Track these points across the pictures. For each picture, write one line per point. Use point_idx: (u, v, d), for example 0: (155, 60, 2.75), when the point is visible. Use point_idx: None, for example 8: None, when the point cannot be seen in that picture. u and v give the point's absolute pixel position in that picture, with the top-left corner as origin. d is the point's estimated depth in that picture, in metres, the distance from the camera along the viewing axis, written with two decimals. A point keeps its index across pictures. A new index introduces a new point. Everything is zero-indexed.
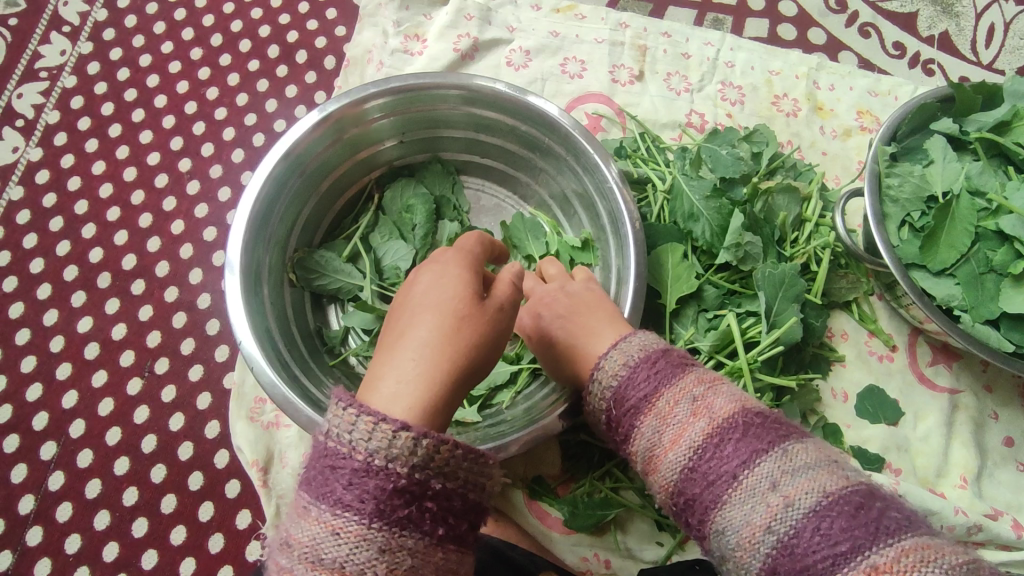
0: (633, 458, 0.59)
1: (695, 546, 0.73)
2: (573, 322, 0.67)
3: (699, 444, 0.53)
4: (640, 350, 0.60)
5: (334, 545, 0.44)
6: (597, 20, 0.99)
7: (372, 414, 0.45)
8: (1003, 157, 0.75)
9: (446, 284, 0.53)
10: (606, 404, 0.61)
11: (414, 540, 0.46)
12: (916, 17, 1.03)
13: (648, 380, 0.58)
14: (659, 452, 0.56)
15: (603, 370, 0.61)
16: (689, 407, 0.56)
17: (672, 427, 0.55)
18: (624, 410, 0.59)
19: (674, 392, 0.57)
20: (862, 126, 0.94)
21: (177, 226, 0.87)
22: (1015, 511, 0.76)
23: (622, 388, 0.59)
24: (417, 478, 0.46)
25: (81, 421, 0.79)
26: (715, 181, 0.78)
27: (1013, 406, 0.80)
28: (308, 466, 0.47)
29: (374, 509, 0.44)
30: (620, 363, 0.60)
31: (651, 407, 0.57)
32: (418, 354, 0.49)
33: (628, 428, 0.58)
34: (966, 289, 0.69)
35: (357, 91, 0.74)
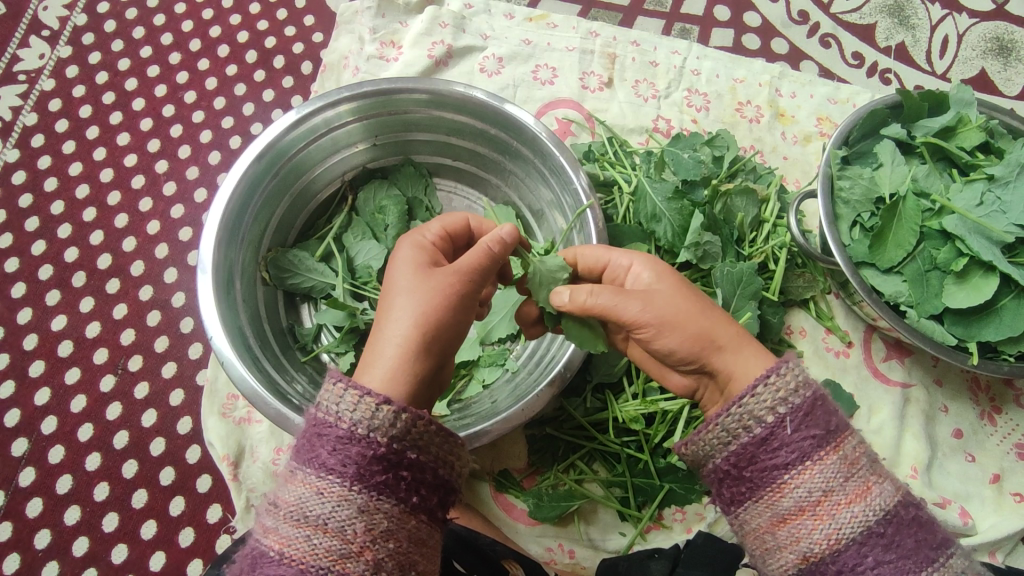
0: (756, 505, 0.53)
1: (657, 536, 0.75)
2: (689, 294, 0.57)
3: (886, 511, 0.51)
4: (805, 382, 0.53)
5: (318, 503, 0.47)
6: (568, 29, 1.02)
7: (357, 387, 0.49)
8: (948, 161, 0.78)
9: (416, 259, 0.57)
10: (739, 437, 0.53)
11: (391, 506, 0.48)
12: (874, 29, 1.07)
13: (818, 422, 0.52)
14: (822, 505, 0.50)
15: (763, 385, 0.52)
16: (870, 464, 0.52)
17: (854, 485, 0.51)
18: (774, 448, 0.52)
19: (847, 449, 0.52)
20: (821, 131, 0.98)
21: (152, 226, 0.88)
22: (963, 499, 0.79)
23: (783, 425, 0.52)
24: (395, 447, 0.48)
25: (53, 418, 0.80)
26: (677, 183, 0.81)
27: (962, 399, 0.83)
28: (301, 435, 0.51)
29: (354, 472, 0.48)
30: (780, 396, 0.52)
31: (834, 455, 0.51)
32: (393, 337, 0.52)
33: (775, 470, 0.52)
34: (912, 285, 0.73)
35: (330, 95, 0.76)
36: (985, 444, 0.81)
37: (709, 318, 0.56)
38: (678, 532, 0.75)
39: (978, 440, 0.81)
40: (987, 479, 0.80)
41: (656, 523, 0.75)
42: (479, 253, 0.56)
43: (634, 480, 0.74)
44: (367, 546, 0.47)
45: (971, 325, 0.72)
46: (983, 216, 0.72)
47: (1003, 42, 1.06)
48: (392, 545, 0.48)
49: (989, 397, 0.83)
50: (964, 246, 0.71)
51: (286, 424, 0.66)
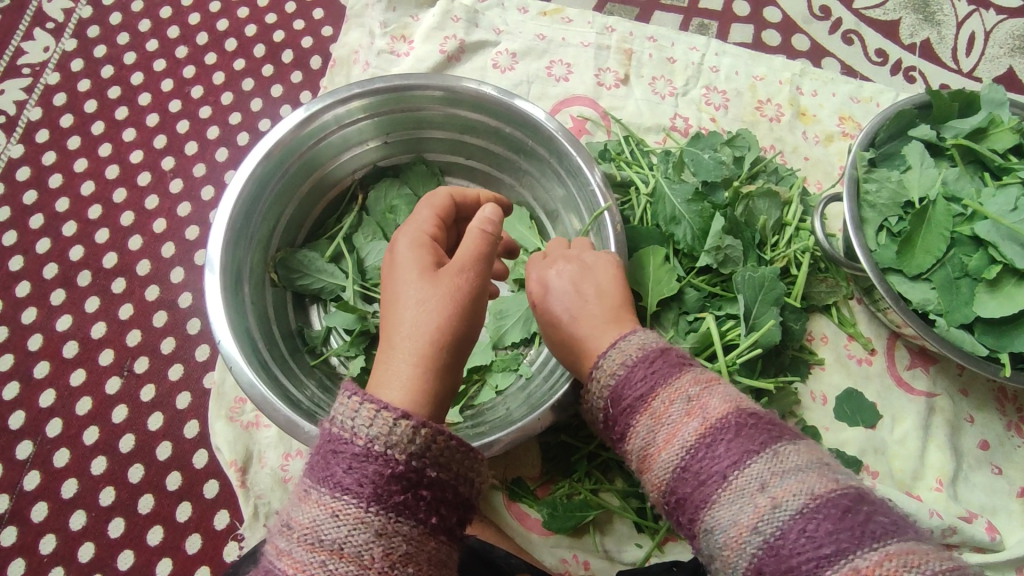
0: (630, 447, 0.55)
1: (674, 547, 0.73)
2: (579, 311, 0.63)
3: (692, 443, 0.51)
4: (638, 350, 0.56)
5: (334, 526, 0.45)
6: (583, 23, 1.00)
7: (373, 401, 0.48)
8: (979, 165, 0.76)
9: (417, 262, 0.56)
10: (607, 386, 0.57)
11: (410, 528, 0.47)
12: (898, 25, 1.04)
13: (660, 367, 0.55)
14: (664, 435, 0.52)
15: (603, 361, 0.58)
16: (685, 405, 0.52)
17: (666, 426, 0.52)
18: (631, 389, 0.55)
19: (683, 381, 0.54)
20: (844, 131, 0.95)
21: (158, 224, 0.87)
22: (989, 513, 0.76)
23: (631, 369, 0.56)
24: (413, 465, 0.47)
25: (58, 420, 0.78)
26: (697, 185, 0.79)
27: (988, 410, 0.80)
28: (313, 453, 0.49)
29: (372, 492, 0.46)
30: (606, 376, 0.57)
31: (648, 409, 0.53)
32: (409, 350, 0.52)
33: (622, 426, 0.55)
34: (942, 293, 0.70)
35: (341, 91, 0.74)
36: (1012, 456, 0.79)
37: (593, 333, 0.61)
38: None
39: (1005, 451, 0.79)
40: (1014, 492, 0.77)
41: (673, 534, 0.73)
42: (475, 239, 0.57)
43: None
44: (385, 571, 0.45)
45: (1003, 334, 0.69)
46: (1018, 222, 0.68)
47: None
48: (411, 570, 0.46)
49: (1016, 408, 0.81)
50: (997, 252, 0.69)
51: (295, 431, 0.64)
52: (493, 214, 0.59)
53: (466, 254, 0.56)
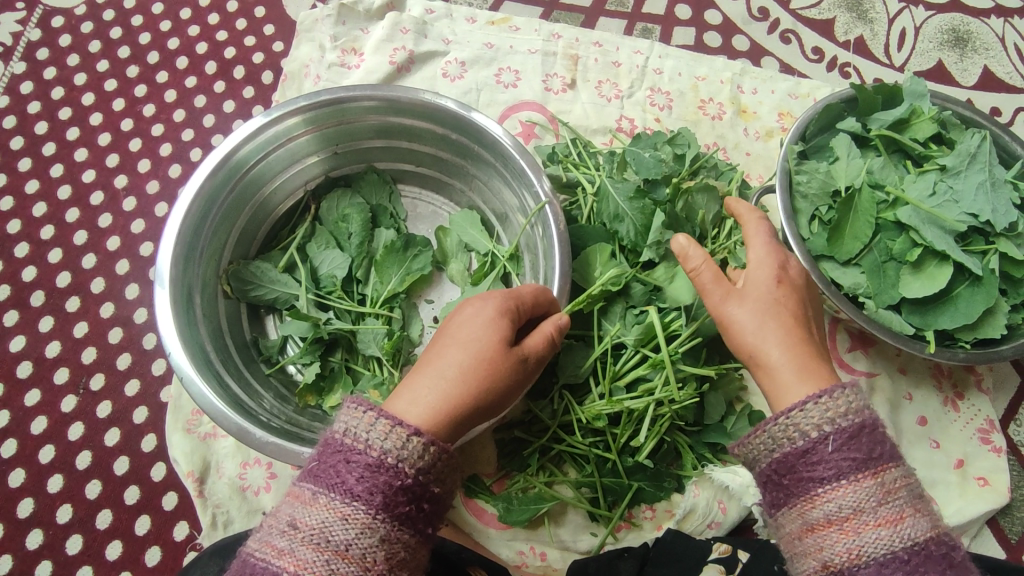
0: (789, 511, 0.53)
1: (627, 535, 0.75)
2: (767, 311, 0.59)
3: (919, 542, 0.49)
4: (856, 407, 0.52)
5: (341, 529, 0.47)
6: (530, 32, 1.02)
7: (390, 417, 0.50)
8: (903, 153, 0.80)
9: (490, 318, 0.58)
10: (782, 446, 0.53)
11: (409, 536, 0.49)
12: (833, 23, 1.09)
13: (862, 446, 0.51)
14: (851, 522, 0.50)
15: (812, 403, 0.53)
16: (910, 496, 0.51)
17: (889, 508, 0.50)
18: (813, 462, 0.52)
19: (899, 474, 0.51)
20: (783, 126, 0.99)
21: (112, 242, 0.87)
22: (929, 486, 0.79)
23: (826, 441, 0.52)
24: (420, 480, 0.49)
25: (13, 441, 0.78)
26: (638, 183, 0.81)
27: (926, 386, 0.84)
28: (317, 458, 0.50)
29: (380, 501, 0.48)
30: (828, 415, 0.52)
31: (872, 480, 0.50)
32: (442, 388, 0.54)
33: (810, 482, 0.52)
34: (870, 276, 0.73)
35: (285, 105, 0.75)
36: (949, 430, 0.82)
37: (776, 338, 0.58)
38: (649, 530, 0.75)
39: (942, 426, 0.82)
40: (952, 465, 0.81)
41: (625, 522, 0.75)
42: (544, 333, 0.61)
43: (603, 480, 0.74)
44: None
45: (927, 314, 0.73)
46: (936, 206, 0.73)
47: (959, 33, 1.08)
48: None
49: (952, 383, 0.84)
50: (918, 236, 0.72)
51: (249, 439, 0.65)
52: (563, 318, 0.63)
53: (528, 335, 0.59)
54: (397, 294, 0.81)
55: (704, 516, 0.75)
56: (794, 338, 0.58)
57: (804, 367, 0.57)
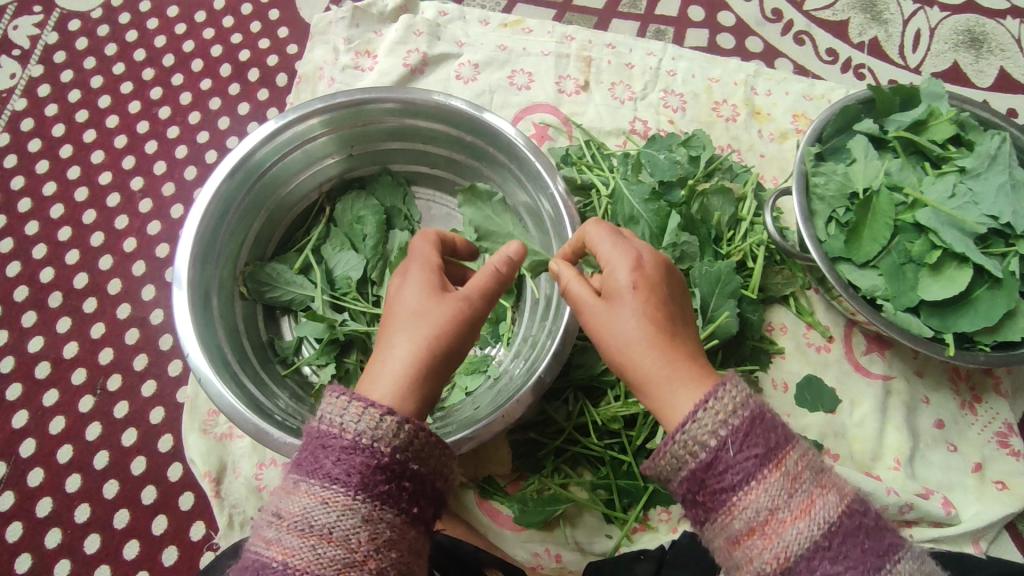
0: (713, 524, 0.48)
1: (643, 536, 0.75)
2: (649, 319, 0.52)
3: (834, 520, 0.46)
4: (744, 402, 0.48)
5: (323, 513, 0.47)
6: (543, 33, 1.02)
7: (361, 399, 0.50)
8: (920, 155, 0.79)
9: (425, 280, 0.59)
10: (686, 462, 0.49)
11: (393, 516, 0.49)
12: (847, 25, 1.08)
13: (764, 442, 0.47)
14: (770, 525, 0.46)
15: (703, 410, 0.48)
16: (814, 475, 0.47)
17: (799, 493, 0.46)
18: (719, 472, 0.47)
19: (798, 455, 0.48)
20: (797, 128, 0.99)
21: (129, 243, 0.88)
22: (946, 489, 0.79)
23: (726, 447, 0.47)
24: (398, 458, 0.49)
25: (31, 440, 0.79)
26: (653, 185, 0.81)
27: (943, 390, 0.83)
28: (300, 449, 0.51)
29: (358, 481, 0.48)
30: (720, 418, 0.48)
31: (777, 472, 0.47)
32: (403, 352, 0.54)
33: (723, 493, 0.47)
34: (889, 279, 0.73)
35: (302, 107, 0.76)
36: (967, 434, 0.82)
37: (657, 355, 0.52)
38: (665, 532, 0.75)
39: (960, 430, 0.82)
40: (970, 468, 0.80)
41: (641, 524, 0.75)
42: (487, 274, 0.59)
43: (619, 482, 0.74)
44: (370, 556, 0.47)
45: (947, 316, 0.72)
46: (955, 208, 0.72)
47: (975, 34, 1.07)
48: (394, 555, 0.48)
49: (970, 386, 0.83)
50: (937, 238, 0.71)
51: (264, 438, 0.65)
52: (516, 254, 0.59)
53: (480, 286, 0.58)
54: None
55: None
56: (666, 348, 0.52)
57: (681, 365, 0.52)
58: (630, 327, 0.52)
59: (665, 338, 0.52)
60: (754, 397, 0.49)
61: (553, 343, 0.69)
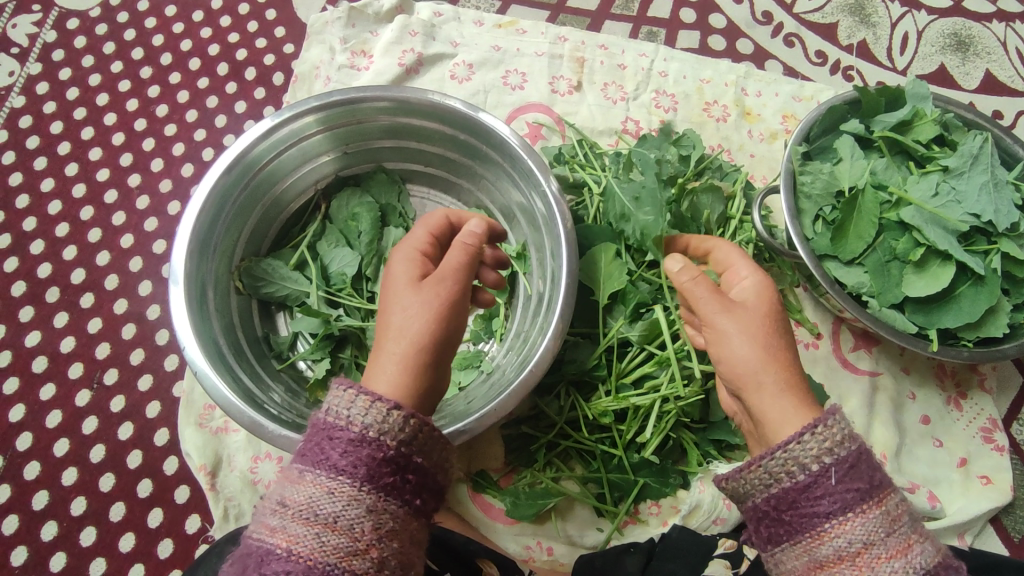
0: (800, 544, 0.52)
1: (633, 530, 0.76)
2: (753, 328, 0.59)
3: (929, 568, 0.49)
4: (850, 436, 0.52)
5: (329, 502, 0.48)
6: (537, 34, 1.04)
7: (368, 392, 0.51)
8: (905, 155, 0.81)
9: (409, 275, 0.61)
10: (781, 480, 0.53)
11: (397, 507, 0.50)
12: (836, 27, 1.10)
13: (862, 475, 0.51)
14: (862, 556, 0.49)
15: (809, 434, 0.52)
16: (911, 523, 0.51)
17: (895, 537, 0.50)
18: (820, 495, 0.51)
19: (895, 501, 0.51)
20: (786, 129, 1.00)
21: (126, 239, 0.89)
22: (932, 484, 0.80)
23: (828, 474, 0.51)
24: (403, 451, 0.50)
25: (28, 434, 0.79)
26: (644, 183, 0.82)
27: (929, 386, 0.85)
28: (304, 440, 0.52)
29: (364, 473, 0.49)
30: (824, 446, 0.52)
31: (876, 510, 0.50)
32: (393, 348, 0.56)
33: (815, 518, 0.51)
34: (874, 276, 0.74)
35: (297, 106, 0.77)
36: (952, 430, 0.83)
37: (759, 353, 0.58)
38: (655, 526, 0.76)
39: (945, 425, 0.83)
40: (955, 463, 0.81)
41: (632, 517, 0.76)
42: (458, 252, 0.61)
43: (609, 476, 0.75)
44: (373, 545, 0.48)
45: (931, 313, 0.74)
46: (939, 206, 0.74)
47: (961, 38, 1.09)
48: (395, 545, 0.49)
49: (955, 383, 0.85)
50: (921, 236, 0.73)
51: (260, 431, 0.66)
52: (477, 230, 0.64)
53: (450, 266, 0.60)
54: None
55: (709, 512, 0.74)
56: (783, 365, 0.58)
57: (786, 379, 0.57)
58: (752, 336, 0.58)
59: (778, 350, 0.58)
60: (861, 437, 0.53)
61: (544, 339, 0.70)
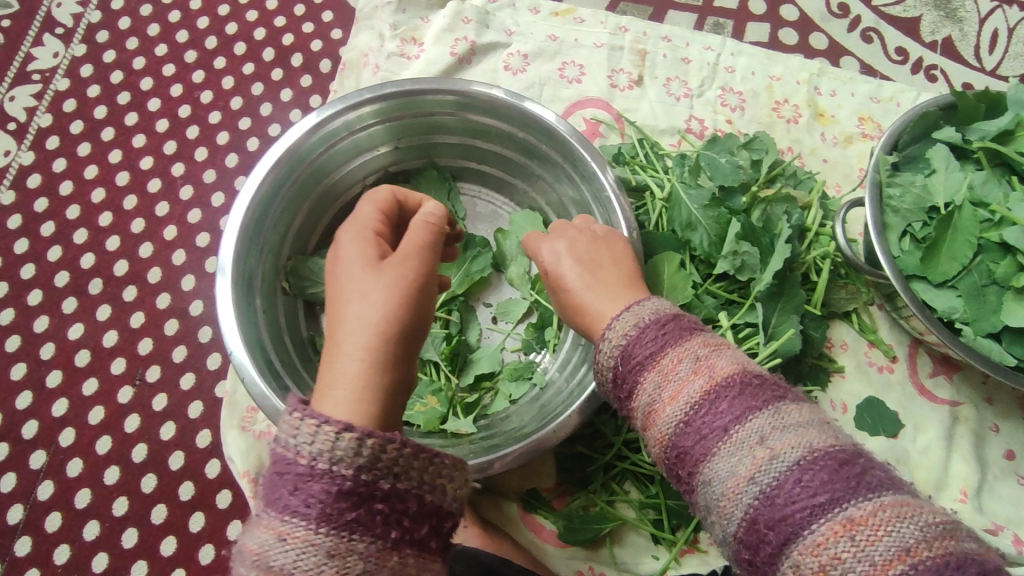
0: (632, 415, 0.55)
1: (691, 559, 0.72)
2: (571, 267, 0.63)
3: (697, 399, 0.50)
4: (638, 320, 0.55)
5: (283, 551, 0.44)
6: (596, 24, 0.98)
7: (314, 416, 0.46)
8: (1006, 167, 0.74)
9: (362, 254, 0.53)
10: (613, 362, 0.55)
11: (366, 545, 0.45)
12: (918, 22, 1.02)
13: (646, 344, 0.53)
14: (651, 414, 0.52)
15: (605, 341, 0.56)
16: (691, 363, 0.51)
17: (672, 383, 0.51)
18: (635, 363, 0.53)
19: (680, 352, 0.52)
20: (863, 132, 0.93)
21: (169, 231, 0.86)
22: (1015, 525, 0.75)
23: (620, 360, 0.55)
24: (363, 480, 0.45)
25: (70, 430, 0.78)
26: (713, 190, 0.77)
27: (1014, 418, 0.79)
28: (263, 476, 0.48)
29: (320, 513, 0.44)
30: (618, 339, 0.55)
31: (653, 372, 0.52)
32: (351, 348, 0.49)
33: (627, 400, 0.55)
34: (969, 301, 0.68)
35: (352, 97, 0.73)
36: None
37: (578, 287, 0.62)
38: (715, 556, 0.72)
39: None
40: None
41: (690, 546, 0.72)
42: (418, 231, 0.54)
43: (669, 503, 0.71)
44: None
45: None
46: None
47: None
48: None
49: None
50: None
51: None
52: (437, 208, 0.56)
53: (407, 244, 0.53)
54: (456, 296, 0.80)
55: None
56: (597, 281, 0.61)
57: (616, 289, 0.60)
58: (580, 278, 0.61)
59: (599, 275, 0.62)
60: (657, 315, 0.55)
61: None
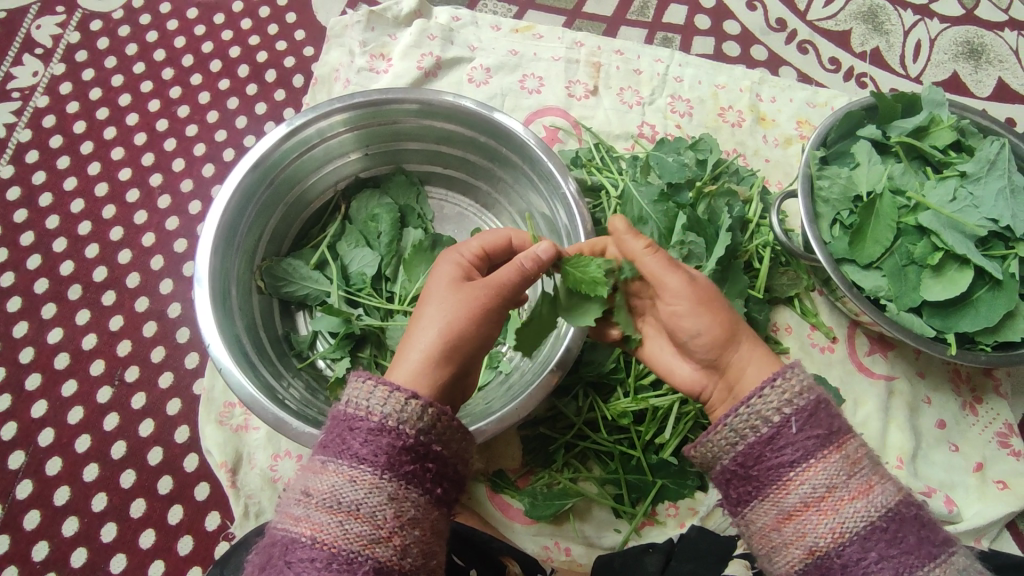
0: (765, 493, 0.53)
1: (651, 531, 0.76)
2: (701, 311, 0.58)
3: (892, 506, 0.50)
4: (809, 385, 0.53)
5: (351, 490, 0.49)
6: (553, 39, 1.05)
7: (387, 382, 0.52)
8: (922, 160, 0.81)
9: (456, 274, 0.59)
10: (746, 437, 0.53)
11: (417, 496, 0.50)
12: (849, 35, 1.11)
13: (821, 422, 0.52)
14: (827, 501, 0.50)
15: (769, 388, 0.53)
16: (872, 464, 0.52)
17: (858, 478, 0.51)
18: (779, 447, 0.52)
19: (841, 446, 0.52)
20: (801, 134, 1.01)
21: (147, 238, 0.90)
22: (948, 488, 0.81)
23: (789, 423, 0.52)
24: (422, 439, 0.51)
25: (50, 430, 0.80)
26: (662, 186, 0.83)
27: (945, 390, 0.85)
28: (328, 429, 0.53)
29: (385, 461, 0.50)
30: (785, 397, 0.53)
31: (837, 454, 0.51)
32: (422, 345, 0.56)
33: (780, 469, 0.52)
34: (891, 280, 0.75)
35: (322, 106, 0.78)
36: (968, 434, 0.84)
37: (713, 332, 0.58)
38: (672, 527, 0.76)
39: (961, 430, 0.84)
40: (971, 467, 0.82)
41: (650, 519, 0.77)
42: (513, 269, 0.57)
43: (627, 477, 0.75)
44: (395, 532, 0.49)
45: (949, 317, 0.74)
46: (957, 211, 0.75)
47: (973, 46, 1.10)
48: (417, 533, 0.50)
49: (970, 388, 0.85)
50: (940, 241, 0.74)
51: (283, 427, 0.67)
52: (545, 253, 0.58)
53: (501, 280, 0.57)
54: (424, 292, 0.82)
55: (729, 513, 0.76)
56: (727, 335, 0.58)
57: (754, 358, 0.58)
58: (710, 331, 0.58)
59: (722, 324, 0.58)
60: (814, 387, 0.54)
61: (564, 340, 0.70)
